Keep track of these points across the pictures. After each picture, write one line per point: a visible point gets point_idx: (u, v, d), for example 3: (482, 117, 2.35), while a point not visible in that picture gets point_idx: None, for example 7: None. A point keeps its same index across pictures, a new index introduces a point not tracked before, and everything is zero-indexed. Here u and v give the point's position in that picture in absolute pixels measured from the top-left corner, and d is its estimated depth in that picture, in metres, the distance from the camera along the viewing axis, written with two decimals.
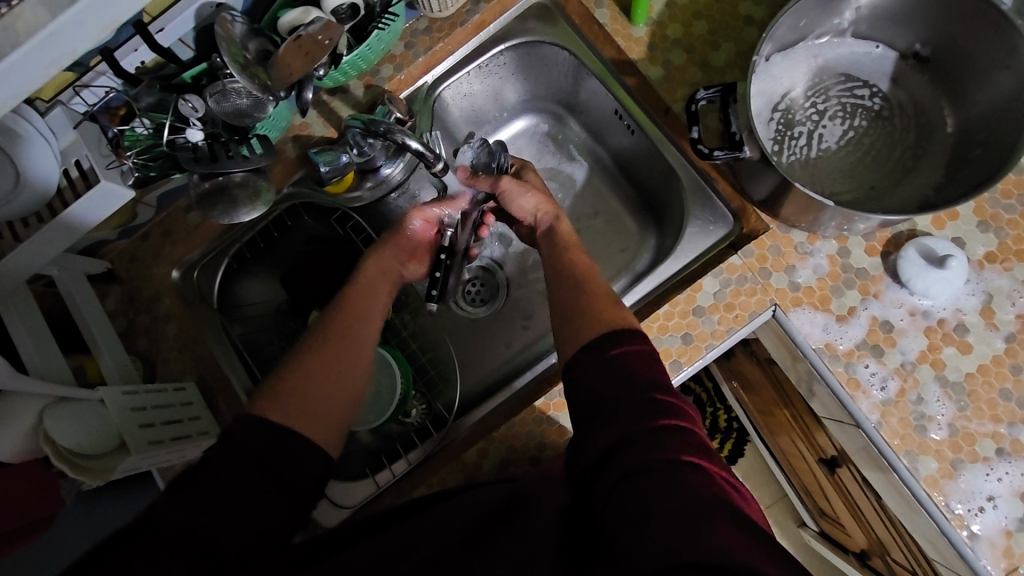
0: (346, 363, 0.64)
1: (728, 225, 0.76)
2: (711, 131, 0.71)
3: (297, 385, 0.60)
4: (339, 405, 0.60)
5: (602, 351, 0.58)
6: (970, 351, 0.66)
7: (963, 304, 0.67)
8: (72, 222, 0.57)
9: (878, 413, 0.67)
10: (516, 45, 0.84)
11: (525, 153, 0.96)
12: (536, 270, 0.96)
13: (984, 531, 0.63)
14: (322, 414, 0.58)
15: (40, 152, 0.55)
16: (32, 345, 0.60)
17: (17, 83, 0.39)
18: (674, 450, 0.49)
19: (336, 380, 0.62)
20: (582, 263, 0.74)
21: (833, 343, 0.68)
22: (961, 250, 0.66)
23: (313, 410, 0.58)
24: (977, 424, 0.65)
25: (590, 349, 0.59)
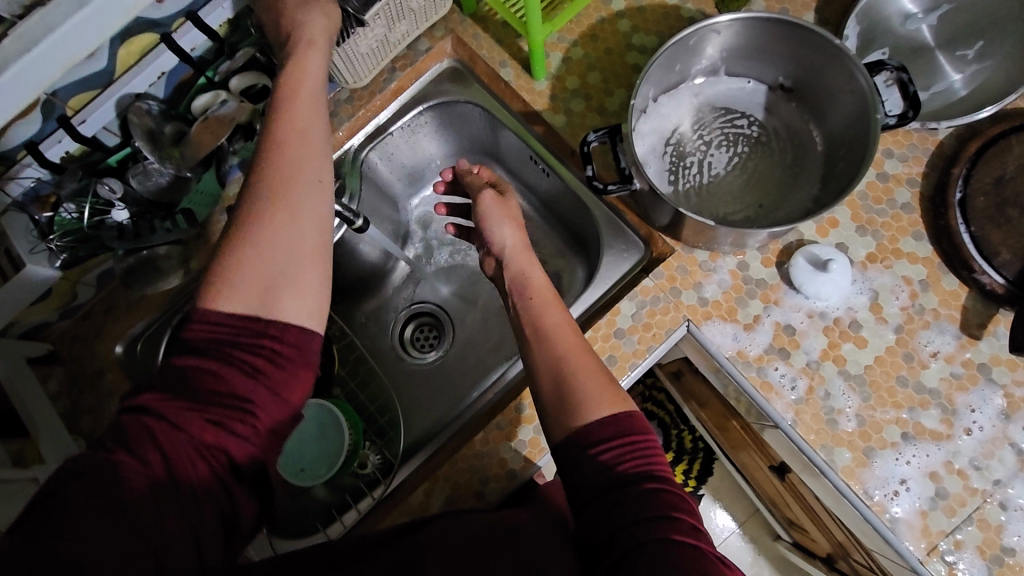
0: (298, 218, 0.53)
1: (640, 252, 0.83)
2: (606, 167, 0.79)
3: (253, 262, 0.51)
4: (309, 276, 0.53)
5: (585, 447, 0.54)
6: (866, 345, 0.72)
7: (854, 303, 0.73)
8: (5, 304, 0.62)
9: (792, 412, 0.71)
10: (434, 106, 0.92)
11: None
12: (478, 311, 1.01)
13: (903, 513, 0.67)
14: (301, 303, 0.52)
15: None
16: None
17: None
18: (669, 529, 0.49)
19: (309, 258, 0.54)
20: (563, 320, 0.64)
21: (744, 350, 0.73)
22: (841, 253, 0.73)
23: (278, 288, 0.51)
24: (881, 412, 0.70)
25: (570, 447, 0.55)
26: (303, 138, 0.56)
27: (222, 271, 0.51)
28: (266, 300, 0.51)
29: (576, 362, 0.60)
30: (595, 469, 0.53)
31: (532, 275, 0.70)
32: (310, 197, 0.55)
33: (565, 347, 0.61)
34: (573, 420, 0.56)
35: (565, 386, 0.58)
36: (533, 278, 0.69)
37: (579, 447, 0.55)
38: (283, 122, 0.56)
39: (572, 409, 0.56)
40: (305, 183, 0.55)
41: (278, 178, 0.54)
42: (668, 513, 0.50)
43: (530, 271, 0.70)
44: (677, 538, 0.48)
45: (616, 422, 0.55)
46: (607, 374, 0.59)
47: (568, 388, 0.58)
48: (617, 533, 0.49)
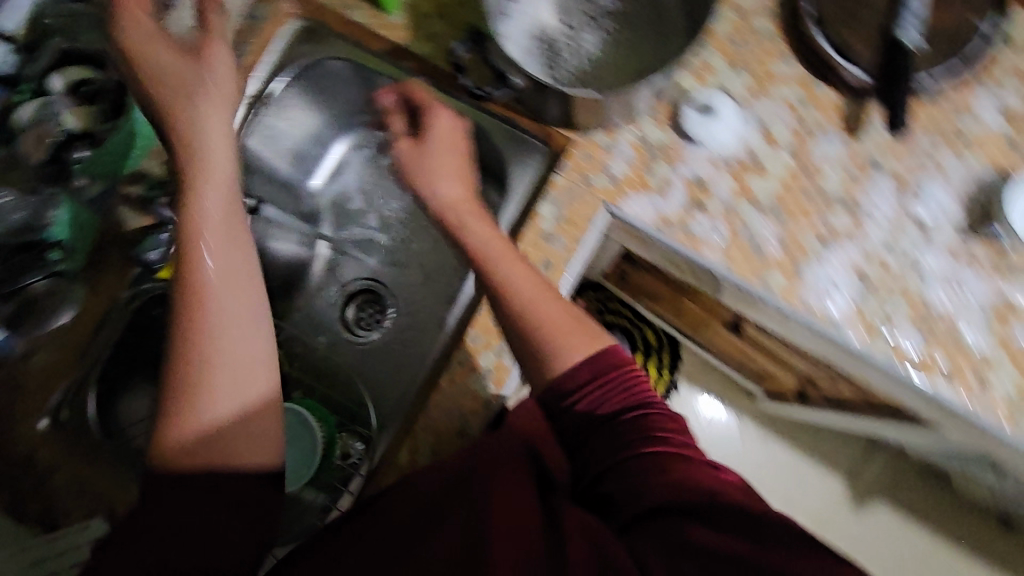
0: (234, 328, 0.53)
1: (542, 153, 0.82)
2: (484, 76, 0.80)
3: (211, 352, 0.52)
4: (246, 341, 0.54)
5: (562, 398, 0.58)
6: (768, 173, 0.76)
7: (748, 138, 0.76)
8: None
9: (722, 255, 0.74)
10: (297, 73, 0.87)
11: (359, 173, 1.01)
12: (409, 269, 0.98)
13: (840, 311, 0.72)
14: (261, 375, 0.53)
15: None
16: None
17: None
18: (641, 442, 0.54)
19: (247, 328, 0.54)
20: (508, 276, 0.62)
21: (664, 214, 0.75)
22: (722, 97, 0.77)
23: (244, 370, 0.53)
24: (798, 228, 0.74)
25: (548, 392, 0.58)
26: (230, 276, 0.55)
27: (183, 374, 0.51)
28: (235, 383, 0.52)
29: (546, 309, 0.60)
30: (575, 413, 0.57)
31: (471, 221, 0.68)
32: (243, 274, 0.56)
33: (552, 307, 0.61)
34: (553, 367, 0.58)
35: (528, 333, 0.60)
36: (476, 236, 0.66)
37: (559, 392, 0.57)
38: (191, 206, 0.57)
39: (544, 360, 0.59)
40: (236, 305, 0.54)
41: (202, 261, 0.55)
42: (645, 428, 0.55)
43: (470, 221, 0.68)
44: (649, 446, 0.54)
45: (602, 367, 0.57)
46: (580, 318, 0.61)
47: (533, 328, 0.60)
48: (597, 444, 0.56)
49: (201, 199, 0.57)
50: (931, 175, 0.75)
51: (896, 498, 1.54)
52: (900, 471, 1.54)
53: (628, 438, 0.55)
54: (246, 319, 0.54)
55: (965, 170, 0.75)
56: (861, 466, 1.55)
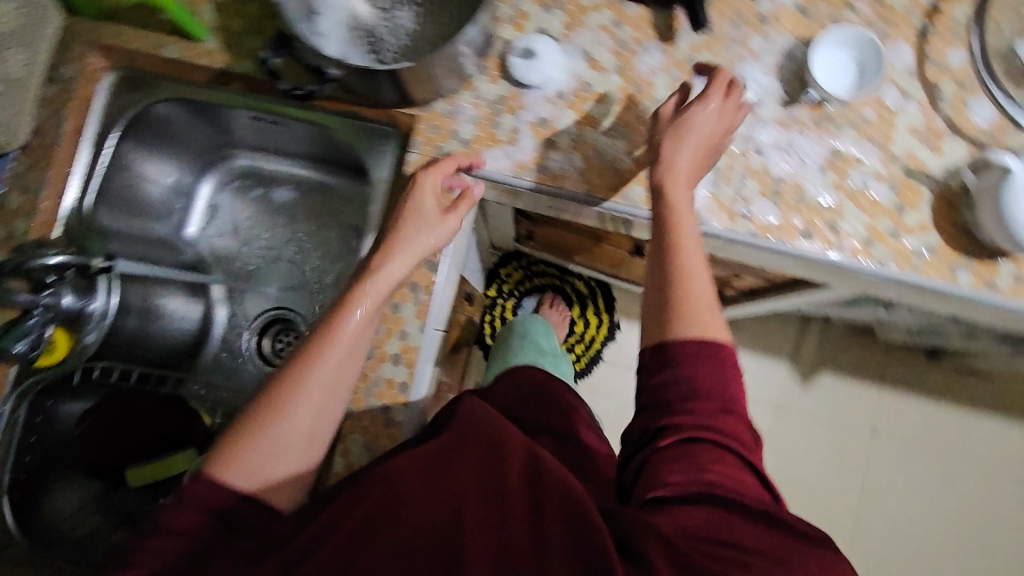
0: (320, 391, 0.61)
1: (392, 138, 0.83)
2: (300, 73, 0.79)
3: (289, 402, 0.59)
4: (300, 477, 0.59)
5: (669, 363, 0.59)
6: (604, 97, 0.79)
7: (577, 69, 0.80)
8: None
9: (583, 184, 0.78)
10: (130, 121, 0.83)
11: (231, 210, 1.01)
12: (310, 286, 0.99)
13: (699, 204, 0.77)
14: (297, 442, 0.59)
15: None
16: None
17: None
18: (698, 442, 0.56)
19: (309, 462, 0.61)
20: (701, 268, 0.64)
21: (520, 161, 0.78)
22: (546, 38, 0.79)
23: (288, 435, 0.59)
24: (644, 140, 0.79)
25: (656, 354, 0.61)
26: (330, 387, 0.62)
27: (260, 411, 0.59)
28: (305, 435, 0.60)
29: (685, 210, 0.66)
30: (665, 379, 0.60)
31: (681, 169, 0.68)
32: (333, 373, 0.62)
33: (702, 284, 0.63)
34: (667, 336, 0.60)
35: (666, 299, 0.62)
36: (682, 167, 0.68)
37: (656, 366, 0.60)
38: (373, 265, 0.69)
39: (666, 322, 0.61)
40: (334, 369, 0.63)
41: (313, 353, 0.62)
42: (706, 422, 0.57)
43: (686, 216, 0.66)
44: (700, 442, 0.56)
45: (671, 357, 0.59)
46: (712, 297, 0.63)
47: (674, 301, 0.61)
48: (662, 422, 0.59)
49: (339, 330, 0.64)
50: (746, 60, 0.80)
51: (835, 365, 1.66)
52: (833, 339, 1.65)
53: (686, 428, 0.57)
54: (327, 391, 0.62)
55: (774, 48, 0.81)
56: (799, 345, 1.66)
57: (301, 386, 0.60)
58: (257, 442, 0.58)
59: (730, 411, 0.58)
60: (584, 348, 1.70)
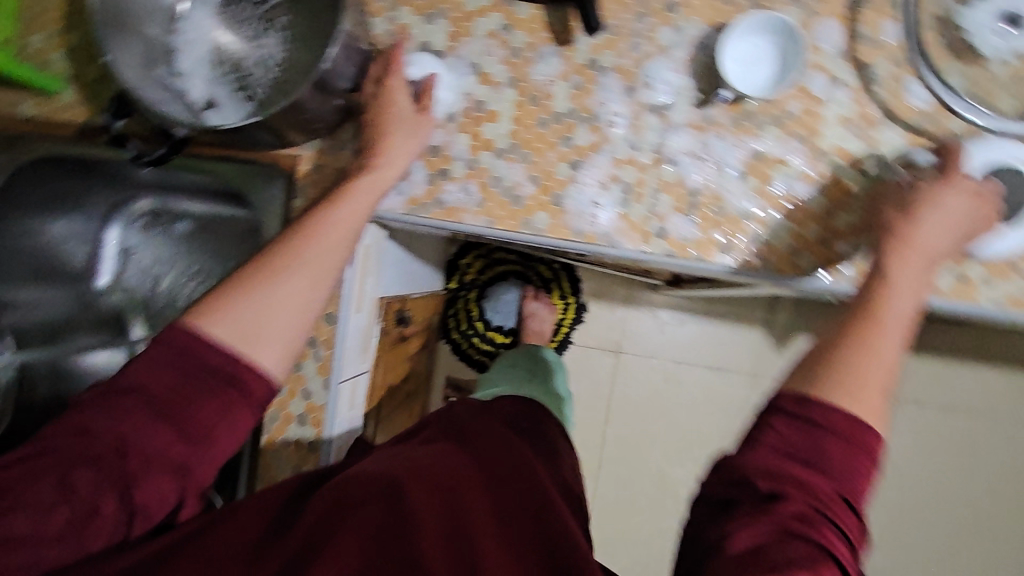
0: (302, 281, 0.59)
1: (281, 176, 0.78)
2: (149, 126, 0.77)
3: (254, 300, 0.57)
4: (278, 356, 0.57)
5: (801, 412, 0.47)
6: (499, 116, 0.72)
7: (467, 87, 0.73)
8: None
9: (483, 216, 0.72)
10: (9, 179, 0.81)
11: (139, 257, 0.91)
12: None
13: (609, 227, 0.71)
14: (274, 335, 0.56)
15: None
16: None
17: None
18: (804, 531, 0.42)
19: (288, 346, 0.58)
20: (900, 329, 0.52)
21: (413, 197, 0.73)
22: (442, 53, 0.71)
23: (264, 326, 0.56)
24: (545, 160, 0.72)
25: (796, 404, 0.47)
26: (315, 266, 0.60)
27: (222, 297, 0.57)
28: (250, 341, 0.55)
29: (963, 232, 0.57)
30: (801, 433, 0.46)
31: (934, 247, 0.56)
32: (331, 253, 0.61)
33: (889, 355, 0.49)
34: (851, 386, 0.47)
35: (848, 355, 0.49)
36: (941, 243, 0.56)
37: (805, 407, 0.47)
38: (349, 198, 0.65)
39: (854, 375, 0.48)
40: (324, 255, 0.61)
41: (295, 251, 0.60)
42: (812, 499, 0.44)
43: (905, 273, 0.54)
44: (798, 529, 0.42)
45: (821, 423, 0.46)
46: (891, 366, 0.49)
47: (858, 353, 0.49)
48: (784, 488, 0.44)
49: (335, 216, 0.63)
50: (653, 57, 0.72)
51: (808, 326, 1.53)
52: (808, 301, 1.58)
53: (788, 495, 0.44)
54: (314, 276, 0.60)
55: (684, 39, 0.72)
56: (773, 311, 1.59)
57: (286, 264, 0.59)
58: (252, 300, 0.56)
59: (847, 501, 0.44)
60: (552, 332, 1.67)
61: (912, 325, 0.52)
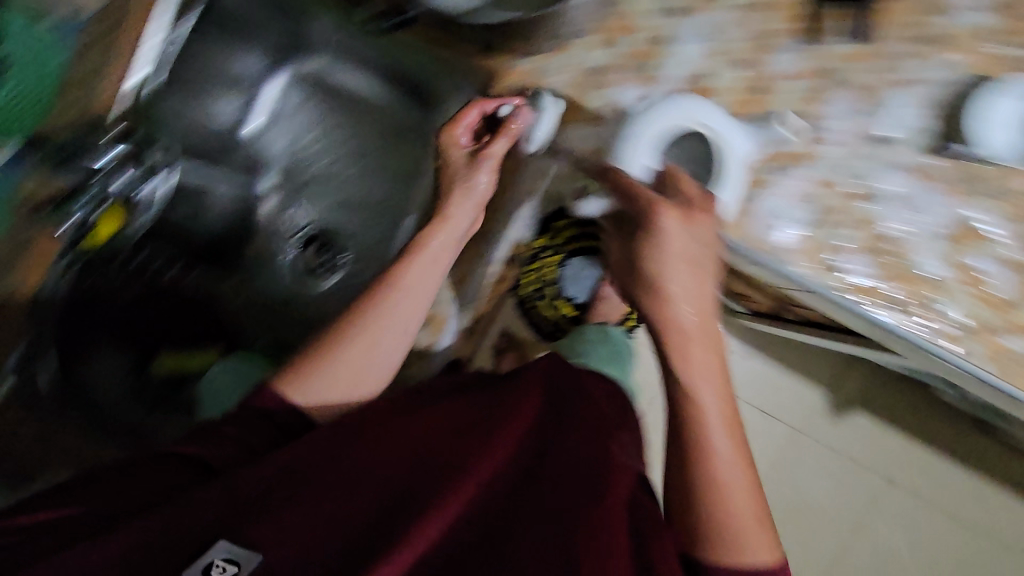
0: (357, 348, 0.70)
1: (476, 84, 0.78)
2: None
3: (330, 374, 0.69)
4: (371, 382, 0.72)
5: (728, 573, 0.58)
6: (711, 93, 0.71)
7: (695, 58, 0.70)
8: None
9: (662, 188, 0.70)
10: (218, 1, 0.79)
11: (292, 115, 0.96)
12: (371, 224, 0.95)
13: (784, 242, 0.68)
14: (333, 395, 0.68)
15: None
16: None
17: None
18: None
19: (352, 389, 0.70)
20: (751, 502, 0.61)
21: (601, 147, 0.71)
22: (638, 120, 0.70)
23: (336, 381, 0.69)
24: (746, 155, 0.69)
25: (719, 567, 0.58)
26: (366, 350, 0.71)
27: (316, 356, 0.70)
28: (354, 371, 0.70)
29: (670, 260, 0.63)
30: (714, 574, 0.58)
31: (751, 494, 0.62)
32: (392, 331, 0.72)
33: (755, 555, 0.58)
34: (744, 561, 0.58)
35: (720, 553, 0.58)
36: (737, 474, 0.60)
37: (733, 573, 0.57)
38: (426, 253, 0.74)
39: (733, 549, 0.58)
40: (400, 318, 0.72)
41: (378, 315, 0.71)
42: None
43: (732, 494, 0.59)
44: None
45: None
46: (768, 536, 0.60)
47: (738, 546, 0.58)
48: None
49: (386, 313, 0.71)
50: (897, 85, 0.68)
51: (817, 377, 1.55)
52: (882, 380, 1.53)
53: None
54: (369, 345, 0.71)
55: (938, 79, 0.67)
56: (842, 377, 1.54)
57: (353, 338, 0.70)
58: (331, 362, 0.69)
59: None
60: None
61: (747, 482, 0.61)
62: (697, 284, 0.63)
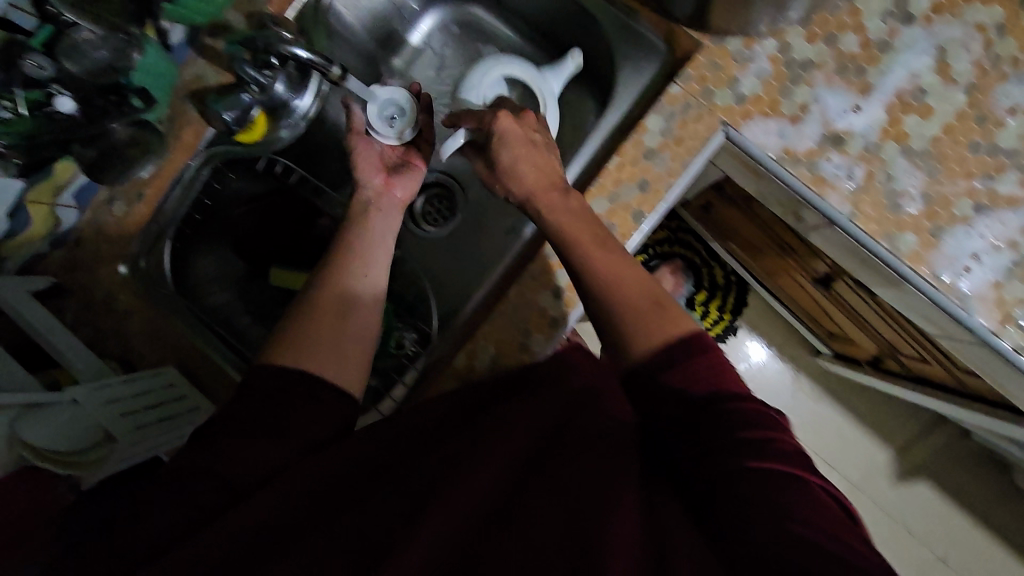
0: (325, 318, 0.61)
1: (661, 55, 0.72)
2: None
3: (307, 336, 0.60)
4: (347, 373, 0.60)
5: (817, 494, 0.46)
6: (932, 115, 0.63)
7: (917, 67, 0.63)
8: None
9: (850, 204, 0.64)
10: None
11: (437, 52, 0.93)
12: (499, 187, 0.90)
13: (973, 289, 0.62)
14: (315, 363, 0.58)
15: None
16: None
17: None
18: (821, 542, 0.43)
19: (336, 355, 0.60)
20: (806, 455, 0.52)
21: (791, 147, 0.65)
22: (542, 77, 0.78)
23: (310, 350, 0.59)
24: (951, 186, 0.63)
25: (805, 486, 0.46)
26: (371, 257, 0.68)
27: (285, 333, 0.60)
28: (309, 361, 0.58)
29: (522, 169, 0.67)
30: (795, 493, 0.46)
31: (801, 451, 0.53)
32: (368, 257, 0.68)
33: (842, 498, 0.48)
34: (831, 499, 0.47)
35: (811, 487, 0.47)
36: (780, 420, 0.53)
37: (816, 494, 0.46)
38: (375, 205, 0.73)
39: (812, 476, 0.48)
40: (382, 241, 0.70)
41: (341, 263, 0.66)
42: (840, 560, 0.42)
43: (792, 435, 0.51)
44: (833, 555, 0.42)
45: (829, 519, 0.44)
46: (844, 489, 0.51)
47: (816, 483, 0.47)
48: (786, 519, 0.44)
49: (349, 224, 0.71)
50: None
51: (888, 436, 1.48)
52: (954, 452, 1.45)
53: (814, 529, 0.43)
54: (336, 312, 0.62)
55: None
56: (912, 442, 1.46)
57: (311, 303, 0.63)
58: (296, 332, 0.60)
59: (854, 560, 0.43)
60: None
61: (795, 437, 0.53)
62: (550, 138, 0.70)
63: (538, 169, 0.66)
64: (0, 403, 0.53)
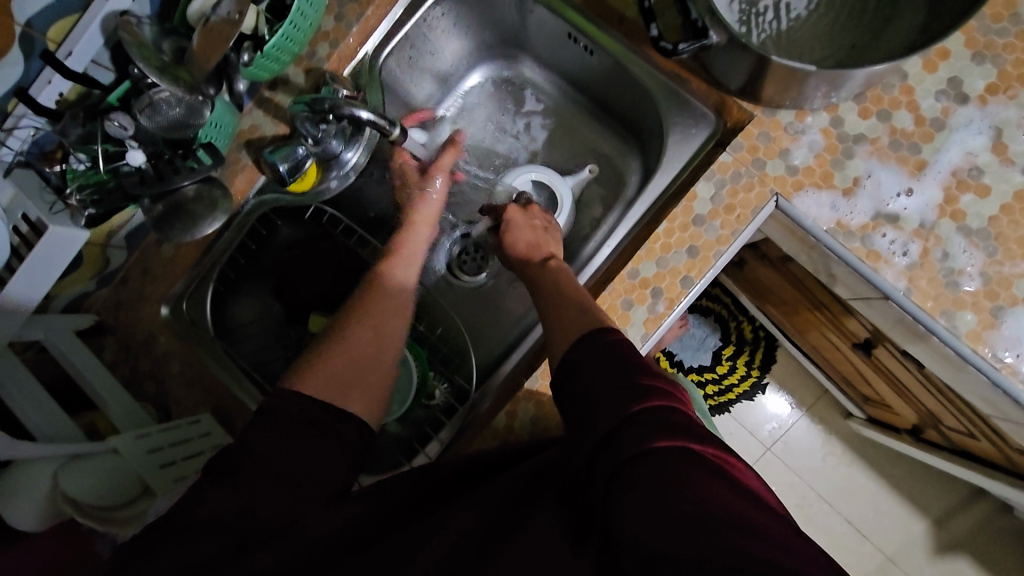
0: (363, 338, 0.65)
1: (711, 124, 0.73)
2: (670, 27, 0.67)
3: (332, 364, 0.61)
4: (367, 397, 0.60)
5: (732, 487, 0.42)
6: (989, 194, 0.63)
7: (973, 146, 0.64)
8: (50, 263, 0.56)
9: (905, 279, 0.63)
10: None
11: (484, 107, 0.96)
12: None
13: None
14: (355, 389, 0.60)
15: (62, 254, 0.57)
16: (20, 398, 0.60)
17: (66, 250, 0.57)
18: (743, 539, 0.37)
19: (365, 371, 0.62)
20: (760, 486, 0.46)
21: (845, 220, 0.65)
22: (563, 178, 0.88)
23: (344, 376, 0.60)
24: (1011, 266, 0.62)
25: (723, 480, 0.42)
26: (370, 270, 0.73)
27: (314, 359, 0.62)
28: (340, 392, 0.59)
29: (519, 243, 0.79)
30: (710, 480, 0.41)
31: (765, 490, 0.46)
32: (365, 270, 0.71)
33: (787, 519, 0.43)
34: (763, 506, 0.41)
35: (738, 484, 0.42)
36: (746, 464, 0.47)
37: (738, 492, 0.41)
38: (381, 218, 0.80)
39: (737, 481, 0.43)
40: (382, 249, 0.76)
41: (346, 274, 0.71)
42: (768, 544, 0.37)
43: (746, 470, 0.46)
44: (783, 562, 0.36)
45: (753, 514, 0.39)
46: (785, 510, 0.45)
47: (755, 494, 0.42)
48: (711, 505, 0.39)
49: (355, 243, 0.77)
50: None
51: (925, 507, 1.41)
52: (994, 528, 1.39)
53: (725, 513, 0.39)
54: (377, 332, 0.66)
55: None
56: (950, 514, 1.40)
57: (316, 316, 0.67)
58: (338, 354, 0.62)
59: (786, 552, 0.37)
60: (717, 391, 1.49)
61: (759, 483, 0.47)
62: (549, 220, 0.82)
63: (532, 245, 0.78)
64: (42, 457, 0.53)
